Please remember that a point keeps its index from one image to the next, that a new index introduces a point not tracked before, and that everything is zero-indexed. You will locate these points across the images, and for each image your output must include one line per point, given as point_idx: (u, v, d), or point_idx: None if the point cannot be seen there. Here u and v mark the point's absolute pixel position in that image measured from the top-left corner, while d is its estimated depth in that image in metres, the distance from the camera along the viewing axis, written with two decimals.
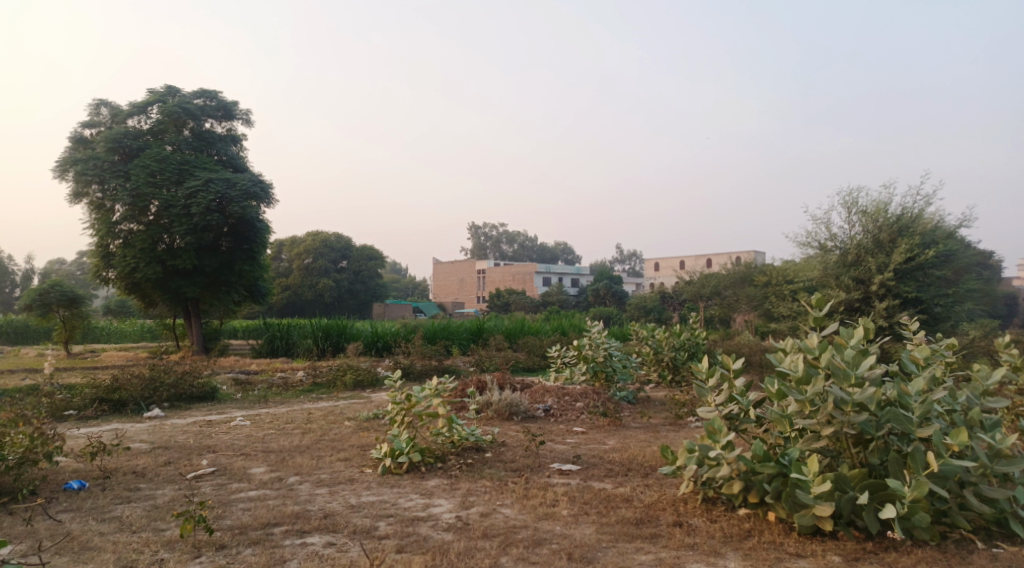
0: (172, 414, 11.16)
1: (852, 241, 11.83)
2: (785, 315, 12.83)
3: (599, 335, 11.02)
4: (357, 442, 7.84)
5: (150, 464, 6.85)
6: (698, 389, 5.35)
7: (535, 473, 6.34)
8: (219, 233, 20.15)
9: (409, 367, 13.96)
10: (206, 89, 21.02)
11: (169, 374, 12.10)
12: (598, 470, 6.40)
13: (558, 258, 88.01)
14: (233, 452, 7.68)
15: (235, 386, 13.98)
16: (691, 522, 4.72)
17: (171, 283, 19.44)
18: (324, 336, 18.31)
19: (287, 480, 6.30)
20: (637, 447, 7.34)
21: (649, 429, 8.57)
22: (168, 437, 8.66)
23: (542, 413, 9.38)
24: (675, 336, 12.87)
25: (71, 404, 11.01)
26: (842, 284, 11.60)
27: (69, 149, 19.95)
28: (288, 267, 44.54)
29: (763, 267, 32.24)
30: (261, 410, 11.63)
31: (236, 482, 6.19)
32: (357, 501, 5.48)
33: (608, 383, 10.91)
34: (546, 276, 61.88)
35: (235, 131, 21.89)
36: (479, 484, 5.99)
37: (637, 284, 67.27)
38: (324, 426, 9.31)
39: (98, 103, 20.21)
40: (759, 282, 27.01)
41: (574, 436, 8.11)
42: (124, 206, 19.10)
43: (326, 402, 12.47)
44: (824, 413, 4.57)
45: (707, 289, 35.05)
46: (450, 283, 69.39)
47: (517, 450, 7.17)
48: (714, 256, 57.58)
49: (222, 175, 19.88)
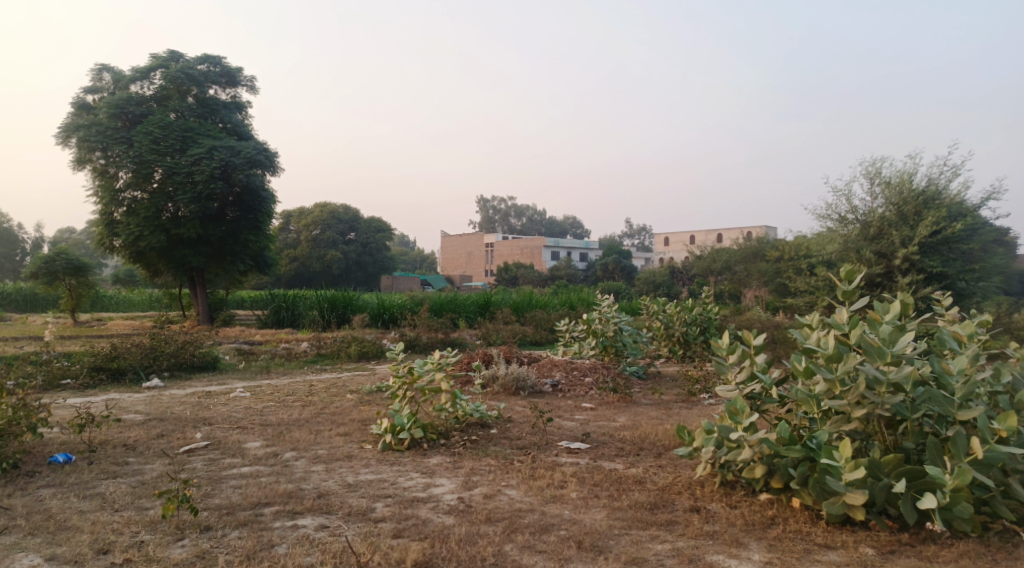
0: (172, 384, 10.92)
1: (874, 213, 11.41)
2: (801, 291, 12.45)
3: (609, 308, 10.66)
4: (358, 416, 7.56)
5: (142, 437, 6.60)
6: (717, 366, 5.03)
7: (542, 452, 6.04)
8: (224, 202, 19.84)
9: (415, 339, 13.70)
10: (209, 54, 20.55)
11: (169, 343, 11.84)
12: (608, 449, 6.09)
13: (567, 232, 87.41)
14: (229, 424, 7.41)
15: (238, 356, 13.74)
16: (709, 507, 4.41)
17: (175, 252, 19.17)
18: (329, 307, 18.06)
19: (283, 455, 6.01)
20: (649, 425, 7.02)
21: (661, 406, 8.25)
22: (165, 408, 8.40)
23: (550, 388, 9.09)
24: (687, 310, 12.49)
25: (68, 373, 10.78)
26: (864, 258, 11.20)
27: (71, 115, 19.58)
28: (296, 238, 44.25)
29: (775, 243, 31.69)
30: (262, 381, 11.38)
31: (229, 457, 5.92)
32: (354, 480, 5.18)
33: (617, 358, 10.60)
34: (555, 250, 61.37)
35: (240, 98, 21.44)
36: (483, 463, 5.68)
37: (646, 259, 66.70)
38: (325, 399, 9.03)
39: (100, 68, 19.79)
40: (771, 257, 26.52)
41: (583, 412, 7.80)
42: (127, 173, 18.76)
43: (329, 374, 12.20)
44: (855, 393, 4.23)
45: (718, 264, 34.57)
46: (458, 257, 69.10)
47: (523, 427, 6.86)
48: (725, 231, 56.92)
49: (225, 143, 19.48)
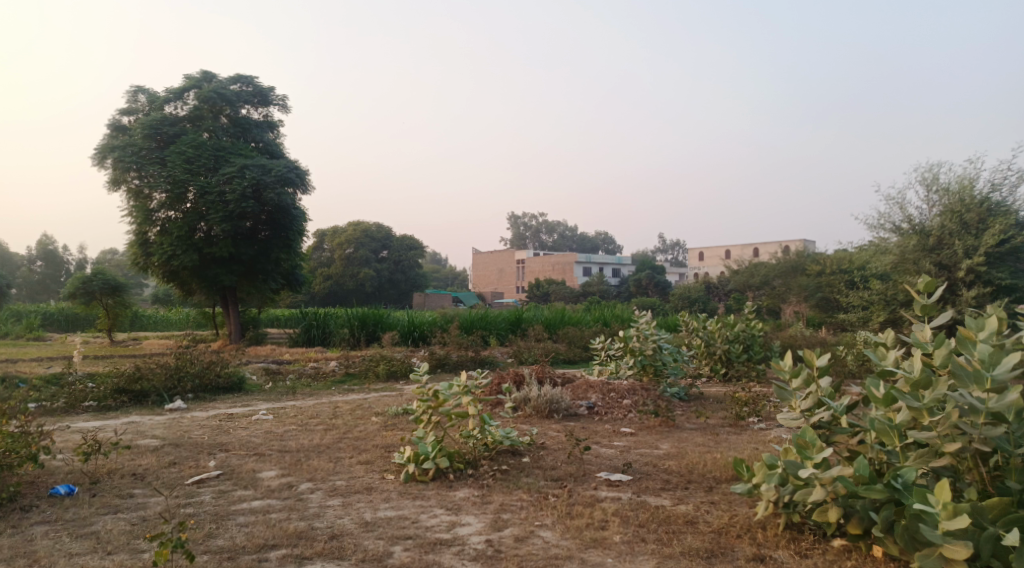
0: (196, 406, 10.58)
1: (932, 221, 10.72)
2: (852, 305, 11.75)
3: (648, 326, 10.06)
4: (382, 442, 7.10)
5: (152, 466, 6.19)
6: (779, 392, 4.50)
7: (580, 484, 5.51)
8: (256, 221, 19.67)
9: (444, 358, 13.25)
10: (241, 74, 20.54)
11: (194, 363, 11.55)
12: (653, 481, 5.52)
13: (599, 248, 86.59)
14: (246, 451, 6.98)
15: (265, 376, 13.40)
16: (775, 557, 3.91)
17: (208, 271, 19.03)
18: (360, 325, 17.77)
19: (298, 487, 5.55)
20: (695, 454, 6.45)
21: (707, 431, 7.66)
22: (184, 433, 8.03)
23: (586, 411, 8.55)
24: (728, 327, 11.88)
25: (91, 395, 10.50)
26: (923, 270, 10.50)
27: (106, 137, 19.64)
28: (330, 257, 44.24)
29: (816, 257, 30.59)
30: (287, 402, 10.99)
31: (240, 489, 5.48)
32: (372, 517, 4.70)
33: (657, 378, 10.02)
34: (587, 266, 60.63)
35: (272, 117, 21.35)
36: (515, 497, 5.16)
37: (680, 275, 65.49)
38: (349, 422, 8.59)
39: (135, 90, 19.86)
40: (811, 271, 25.59)
41: (623, 438, 7.23)
42: (162, 193, 18.71)
43: (356, 394, 11.78)
44: (948, 425, 3.69)
45: (756, 279, 33.66)
46: (490, 274, 68.84)
47: (558, 456, 6.32)
48: (761, 245, 55.81)
49: (256, 161, 19.33)
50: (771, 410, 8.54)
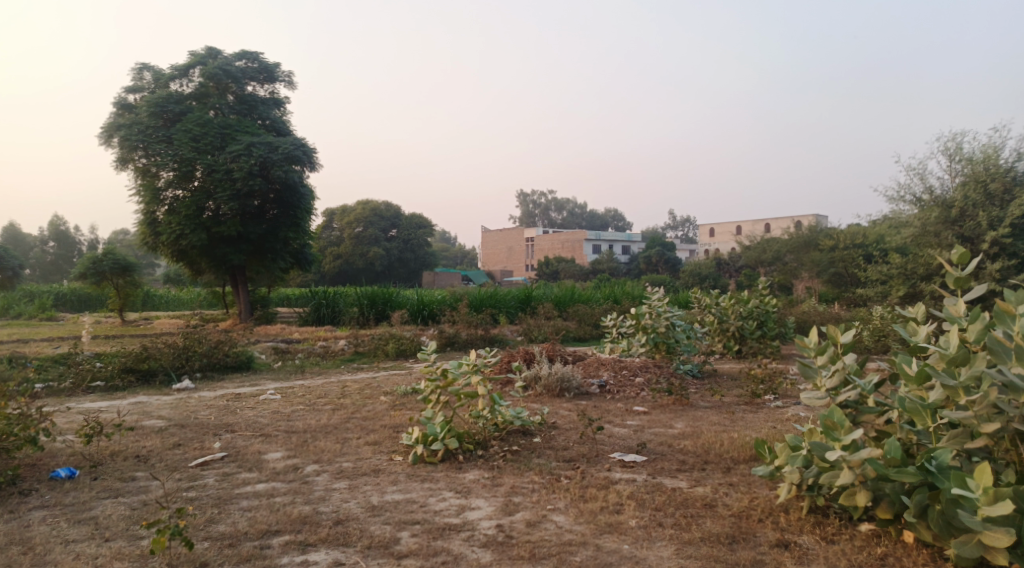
0: (203, 385, 10.47)
1: (954, 192, 10.42)
2: (869, 280, 11.49)
3: (660, 302, 9.85)
4: (390, 422, 6.96)
5: (156, 448, 6.07)
6: (804, 370, 4.30)
7: (593, 465, 5.34)
8: (264, 199, 19.50)
9: (454, 336, 13.09)
10: (247, 50, 20.23)
11: (202, 343, 11.44)
12: (668, 462, 5.35)
13: (609, 225, 86.04)
14: (252, 432, 6.86)
15: (274, 355, 13.29)
16: (800, 543, 3.74)
17: (216, 250, 18.91)
18: (369, 303, 17.64)
19: (303, 469, 5.41)
20: (711, 433, 6.27)
21: (722, 409, 7.48)
22: (190, 413, 7.91)
23: (597, 389, 8.38)
24: (742, 303, 11.66)
25: (98, 374, 10.42)
26: (945, 243, 10.24)
27: (113, 115, 19.45)
28: (339, 236, 44.09)
29: (829, 231, 30.10)
30: (295, 382, 10.86)
31: (244, 471, 5.34)
32: (379, 500, 4.55)
33: (670, 356, 9.82)
34: (597, 243, 60.34)
35: (278, 94, 21.07)
36: (526, 480, 5.00)
37: (690, 251, 65.02)
38: (357, 402, 8.46)
39: (141, 67, 19.60)
40: (824, 246, 25.23)
41: (636, 417, 7.06)
42: (169, 172, 18.53)
43: (365, 373, 11.64)
44: (985, 404, 3.49)
45: (768, 254, 33.30)
46: (499, 252, 68.64)
47: (570, 435, 6.16)
48: (773, 220, 55.33)
49: (263, 138, 19.09)
50: (788, 387, 8.34)
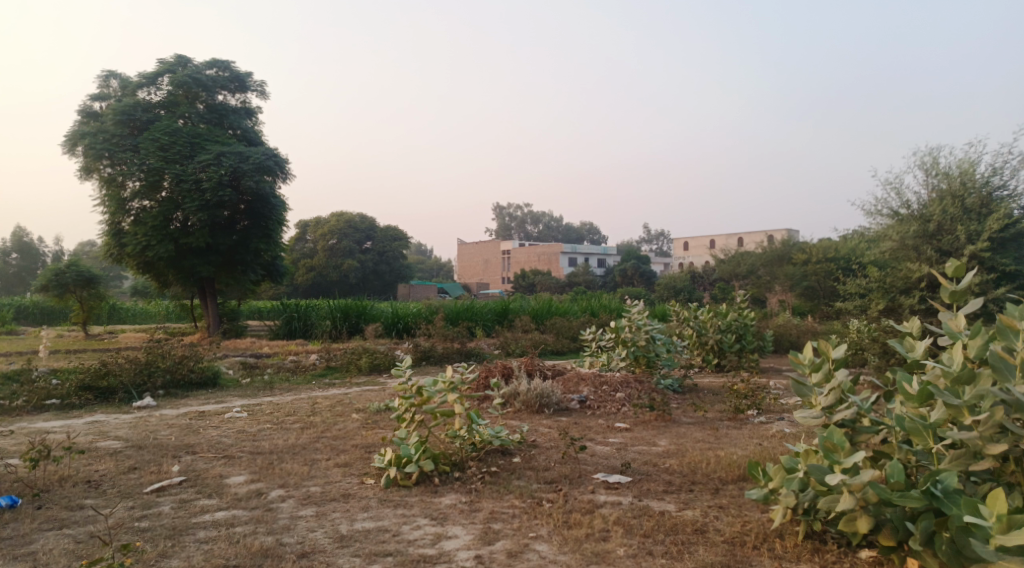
0: (166, 403, 10.05)
1: (930, 207, 10.31)
2: (848, 293, 11.41)
3: (640, 315, 9.65)
4: (362, 442, 6.64)
5: (109, 473, 5.70)
6: (798, 388, 4.08)
7: (575, 487, 5.09)
8: (234, 211, 19.05)
9: (429, 350, 12.78)
10: (217, 58, 19.83)
11: (165, 358, 11.01)
12: (655, 483, 5.10)
13: (584, 238, 86.21)
14: (214, 453, 6.50)
15: (241, 370, 12.86)
16: None
17: (184, 263, 18.40)
18: (342, 316, 17.25)
19: (268, 494, 5.09)
20: (696, 451, 6.05)
21: (705, 426, 7.27)
22: (150, 434, 7.51)
23: (577, 405, 8.14)
24: (720, 316, 11.52)
25: (54, 392, 9.95)
26: (925, 257, 10.06)
27: (77, 124, 18.90)
28: (313, 248, 43.49)
29: (802, 245, 30.24)
30: (263, 398, 10.47)
31: (203, 498, 5.01)
32: (348, 529, 4.25)
33: (650, 370, 9.61)
34: (572, 256, 60.33)
35: (250, 104, 20.68)
36: (506, 504, 4.72)
37: (664, 264, 65.23)
38: (328, 420, 8.12)
39: (107, 75, 19.11)
40: (798, 259, 25.31)
41: (618, 434, 6.83)
42: (136, 182, 18.03)
43: (336, 389, 11.28)
44: (991, 424, 3.29)
45: (743, 268, 33.41)
46: (474, 264, 68.38)
47: (551, 455, 5.91)
48: (746, 234, 55.76)
49: (233, 148, 18.67)
50: (771, 402, 8.16)
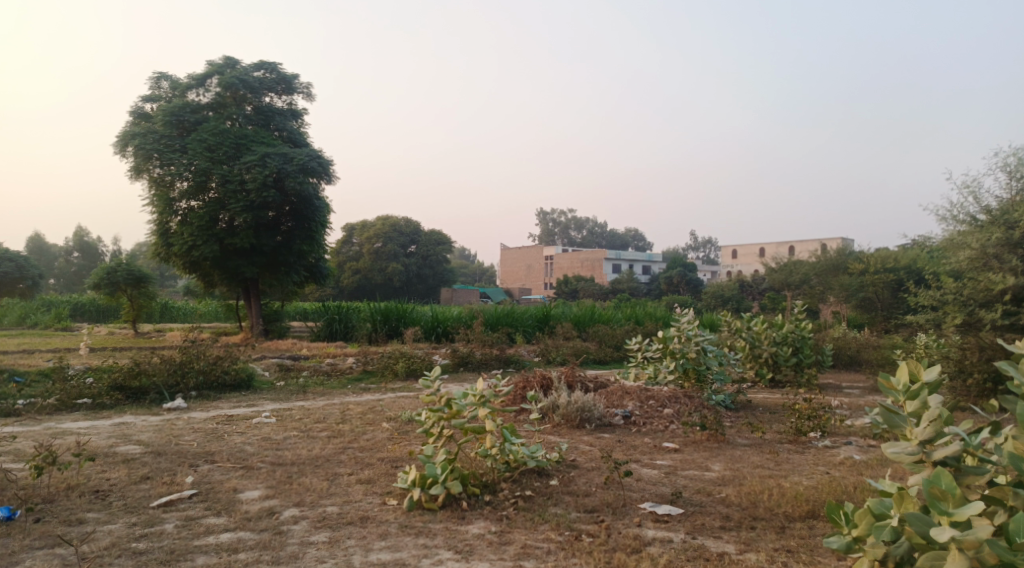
0: (197, 405, 9.76)
1: (1015, 213, 9.31)
2: (919, 306, 10.55)
3: (690, 325, 9.02)
4: (389, 456, 6.19)
5: (119, 482, 5.34)
6: (888, 416, 3.44)
7: (618, 518, 4.53)
8: (279, 212, 18.94)
9: (467, 356, 12.29)
10: (265, 60, 19.70)
11: (199, 359, 10.77)
12: (709, 517, 4.52)
13: (630, 245, 85.03)
14: (234, 463, 6.11)
15: (277, 372, 12.55)
16: None
17: (229, 263, 18.33)
18: (382, 319, 16.88)
19: (281, 513, 4.66)
20: (755, 479, 5.44)
21: (762, 449, 6.64)
22: (173, 439, 7.18)
23: (621, 420, 7.56)
24: (775, 328, 10.80)
25: (85, 391, 9.75)
26: (1007, 267, 9.07)
27: (129, 124, 18.99)
28: (358, 251, 43.55)
29: (859, 254, 28.93)
30: (296, 403, 10.11)
31: (211, 515, 4.58)
32: (362, 562, 3.79)
33: (700, 384, 8.97)
34: (617, 263, 59.39)
35: (296, 105, 20.49)
36: (540, 537, 4.21)
37: (713, 272, 63.80)
38: (358, 428, 7.70)
39: (159, 76, 19.13)
40: (856, 269, 24.14)
41: (667, 456, 6.25)
42: (184, 182, 18.02)
43: (371, 395, 10.87)
44: None
45: (795, 278, 32.18)
46: (518, 270, 67.97)
47: (592, 478, 5.35)
48: (798, 244, 54.11)
49: (278, 149, 18.45)
50: (835, 423, 7.48)
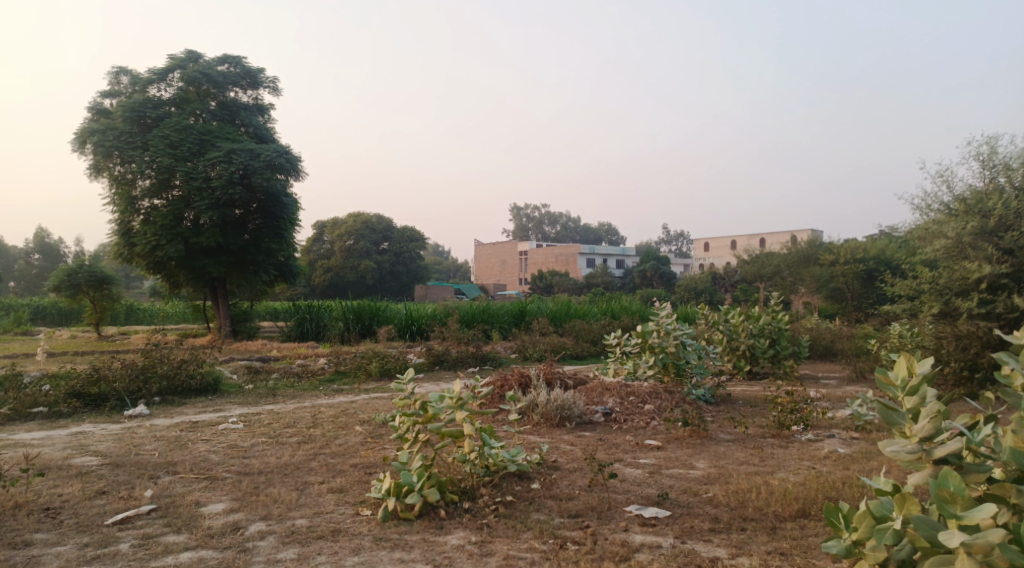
0: (160, 412, 9.39)
1: (989, 201, 9.27)
2: (895, 295, 10.51)
3: (669, 319, 8.86)
4: (362, 462, 5.92)
5: (73, 498, 5.01)
6: (885, 413, 3.27)
7: (603, 523, 4.33)
8: (247, 210, 18.48)
9: (442, 354, 12.04)
10: (229, 54, 19.16)
11: (163, 362, 10.38)
12: (699, 520, 4.33)
13: (603, 238, 85.22)
14: (197, 473, 5.80)
15: (245, 375, 12.17)
16: None
17: (195, 263, 17.83)
18: (355, 318, 16.52)
19: (247, 527, 4.38)
20: (741, 476, 5.29)
21: (746, 444, 6.48)
22: (134, 448, 6.83)
23: (602, 417, 7.37)
24: (752, 320, 10.70)
25: (41, 400, 9.32)
26: (984, 255, 9.03)
27: (87, 121, 18.37)
28: (329, 248, 42.94)
29: (829, 245, 29.15)
30: (265, 406, 9.78)
31: (170, 533, 4.29)
32: None
33: (680, 379, 8.81)
34: (590, 257, 59.38)
35: (262, 100, 19.99)
36: (522, 546, 3.99)
37: (685, 265, 64.11)
38: (330, 432, 7.41)
39: (118, 71, 18.52)
40: (827, 259, 24.27)
41: (650, 454, 6.07)
42: (147, 180, 17.49)
43: (343, 396, 10.57)
44: None
45: (767, 269, 32.38)
46: (491, 266, 67.70)
47: (574, 480, 5.14)
48: (769, 236, 54.57)
49: (244, 145, 17.96)
50: (817, 416, 7.36)
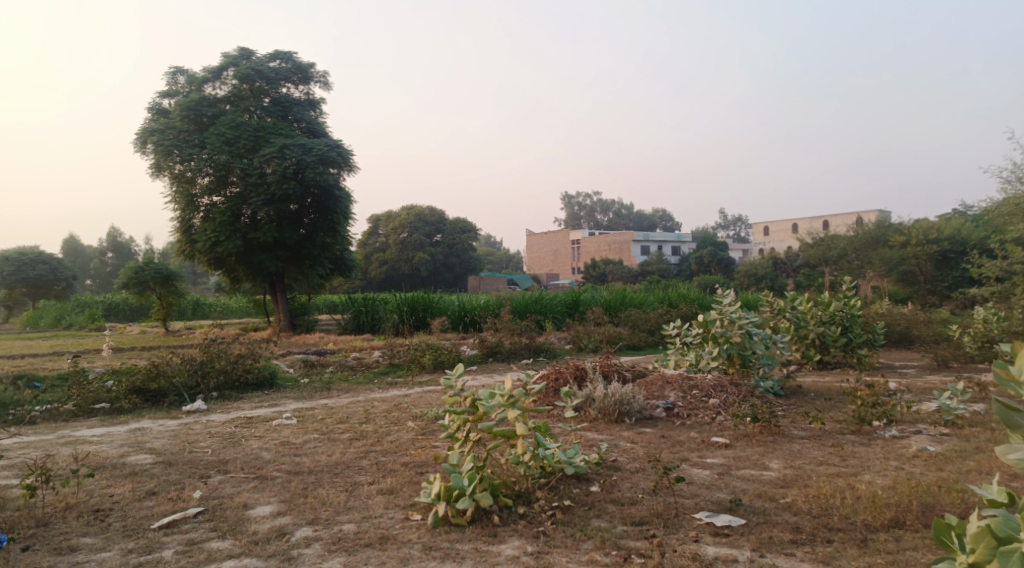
0: (218, 407, 9.39)
1: None
2: (980, 278, 9.76)
3: (733, 307, 8.36)
4: (414, 461, 5.70)
5: (122, 500, 4.91)
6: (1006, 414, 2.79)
7: (671, 532, 3.98)
8: (302, 204, 18.59)
9: (496, 346, 11.78)
10: (280, 50, 19.23)
11: (220, 357, 10.38)
12: (777, 529, 3.95)
13: (658, 225, 83.86)
14: (248, 473, 5.66)
15: (301, 368, 12.15)
16: None
17: (253, 258, 17.97)
18: (409, 310, 16.28)
19: (294, 532, 4.19)
20: (820, 478, 4.86)
21: (822, 442, 6.03)
22: (189, 446, 6.76)
23: (664, 412, 7.00)
24: (821, 307, 10.11)
25: (102, 396, 9.40)
26: None
27: (148, 121, 18.69)
28: (384, 241, 43.24)
29: (899, 227, 27.85)
30: (320, 401, 9.69)
31: (215, 538, 4.13)
32: None
33: (745, 371, 8.39)
34: (646, 244, 58.44)
35: (314, 95, 19.99)
36: (583, 559, 3.67)
37: (745, 251, 62.48)
38: (383, 428, 7.23)
39: (175, 71, 18.77)
40: (898, 239, 23.13)
41: (717, 453, 5.67)
42: (206, 178, 17.70)
43: (398, 390, 10.42)
44: None
45: (832, 252, 31.17)
46: (545, 255, 67.32)
47: (637, 482, 4.80)
48: (833, 218, 52.67)
49: (297, 140, 18.00)
50: (901, 410, 6.82)
